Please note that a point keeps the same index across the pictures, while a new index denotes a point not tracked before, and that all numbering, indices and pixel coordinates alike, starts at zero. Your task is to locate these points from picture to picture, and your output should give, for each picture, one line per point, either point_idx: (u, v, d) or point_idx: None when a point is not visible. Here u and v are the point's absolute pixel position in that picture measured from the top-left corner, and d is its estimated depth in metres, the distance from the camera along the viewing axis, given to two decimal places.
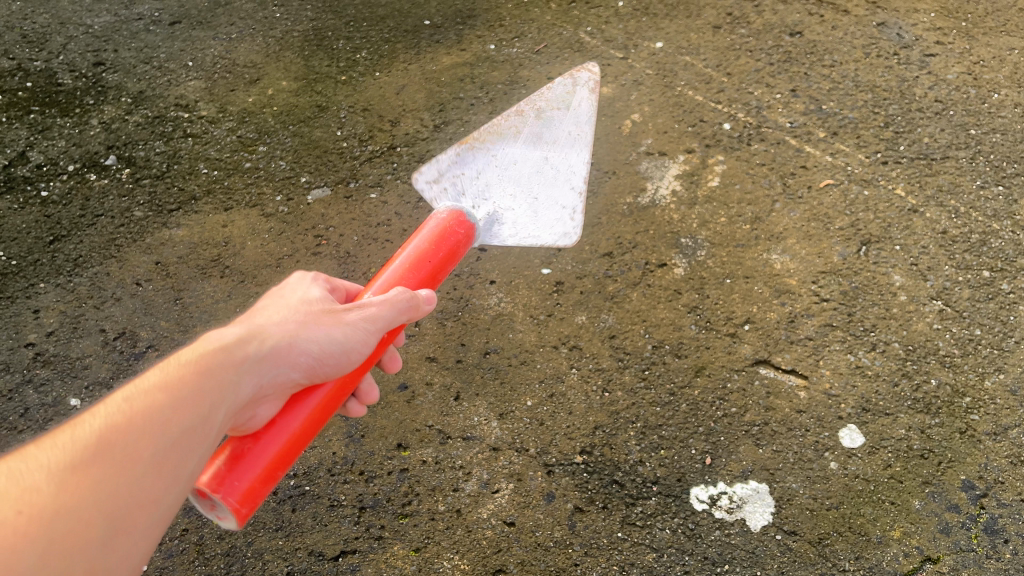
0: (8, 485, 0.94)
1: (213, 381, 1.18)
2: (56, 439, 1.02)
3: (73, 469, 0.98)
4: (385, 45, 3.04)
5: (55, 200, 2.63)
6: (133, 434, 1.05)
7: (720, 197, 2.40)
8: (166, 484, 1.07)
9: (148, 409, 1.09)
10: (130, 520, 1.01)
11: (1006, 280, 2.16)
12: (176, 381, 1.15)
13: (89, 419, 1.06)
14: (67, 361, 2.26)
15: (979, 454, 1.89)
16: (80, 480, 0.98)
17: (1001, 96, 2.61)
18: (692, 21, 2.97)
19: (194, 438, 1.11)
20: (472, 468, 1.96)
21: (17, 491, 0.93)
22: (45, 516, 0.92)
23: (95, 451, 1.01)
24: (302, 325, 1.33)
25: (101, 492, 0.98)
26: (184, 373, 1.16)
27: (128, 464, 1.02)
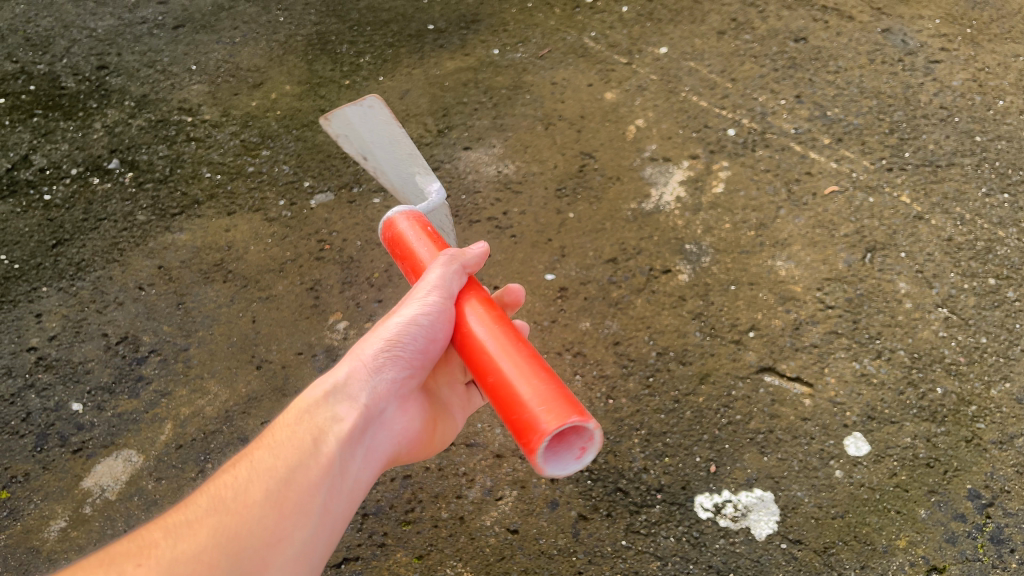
0: (137, 545, 1.20)
1: (307, 423, 1.39)
2: (184, 505, 1.28)
3: (191, 526, 1.22)
4: (388, 49, 3.04)
5: (57, 204, 2.63)
6: (241, 488, 1.28)
7: (724, 204, 2.39)
8: (288, 517, 1.28)
9: (255, 466, 1.32)
10: (254, 552, 1.22)
11: (1012, 288, 2.15)
12: (276, 434, 1.37)
13: (209, 484, 1.31)
14: (69, 366, 2.25)
15: (985, 463, 1.88)
16: (195, 532, 1.21)
17: (1006, 103, 2.60)
18: (696, 26, 2.96)
19: (302, 473, 1.32)
20: (475, 475, 1.96)
21: (143, 548, 1.19)
22: (166, 561, 1.16)
23: (209, 508, 1.25)
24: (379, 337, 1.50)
25: (216, 536, 1.21)
26: (282, 427, 1.39)
27: (240, 510, 1.25)
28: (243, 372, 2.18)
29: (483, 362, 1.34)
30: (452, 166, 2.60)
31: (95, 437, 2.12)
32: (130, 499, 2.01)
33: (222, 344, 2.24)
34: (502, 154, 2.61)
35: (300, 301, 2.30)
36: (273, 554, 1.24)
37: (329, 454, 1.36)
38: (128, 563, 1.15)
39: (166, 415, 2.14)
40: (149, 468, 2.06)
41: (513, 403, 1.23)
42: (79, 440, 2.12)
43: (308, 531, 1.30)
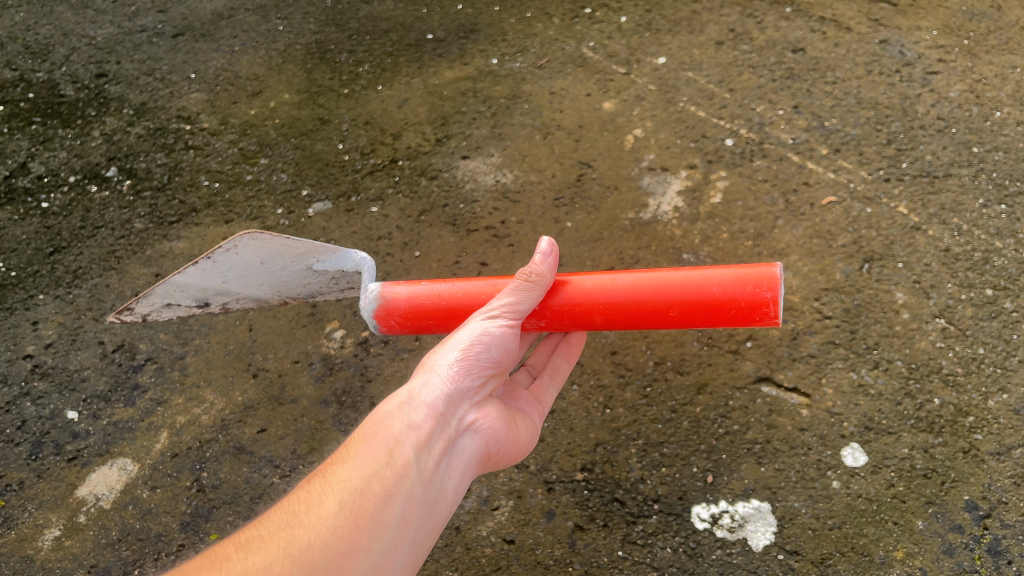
0: (213, 560, 1.29)
1: (380, 436, 1.44)
2: (265, 519, 1.36)
3: (263, 542, 1.30)
4: (387, 59, 3.05)
5: (55, 212, 2.62)
6: (311, 503, 1.34)
7: (722, 213, 2.39)
8: (364, 528, 1.31)
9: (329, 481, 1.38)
10: (328, 563, 1.26)
11: (1009, 298, 2.15)
12: (353, 449, 1.43)
13: (288, 499, 1.38)
14: (64, 374, 2.25)
15: (983, 474, 1.88)
16: (267, 547, 1.28)
17: (1004, 114, 2.61)
18: (694, 36, 2.97)
19: (377, 483, 1.36)
20: (472, 484, 1.95)
21: (218, 563, 1.28)
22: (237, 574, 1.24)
23: (282, 524, 1.32)
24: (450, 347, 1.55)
25: (288, 548, 1.27)
26: (358, 440, 1.45)
27: (308, 526, 1.30)
28: (239, 380, 2.17)
29: (648, 306, 1.54)
30: (451, 175, 2.60)
31: (90, 446, 2.12)
32: (124, 508, 2.02)
33: (218, 352, 2.23)
34: (500, 163, 2.61)
35: (297, 311, 2.27)
36: (348, 564, 1.27)
37: (405, 462, 1.40)
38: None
39: (161, 423, 2.13)
40: (145, 477, 2.06)
41: (720, 304, 1.50)
42: (74, 449, 2.11)
43: (385, 542, 1.32)
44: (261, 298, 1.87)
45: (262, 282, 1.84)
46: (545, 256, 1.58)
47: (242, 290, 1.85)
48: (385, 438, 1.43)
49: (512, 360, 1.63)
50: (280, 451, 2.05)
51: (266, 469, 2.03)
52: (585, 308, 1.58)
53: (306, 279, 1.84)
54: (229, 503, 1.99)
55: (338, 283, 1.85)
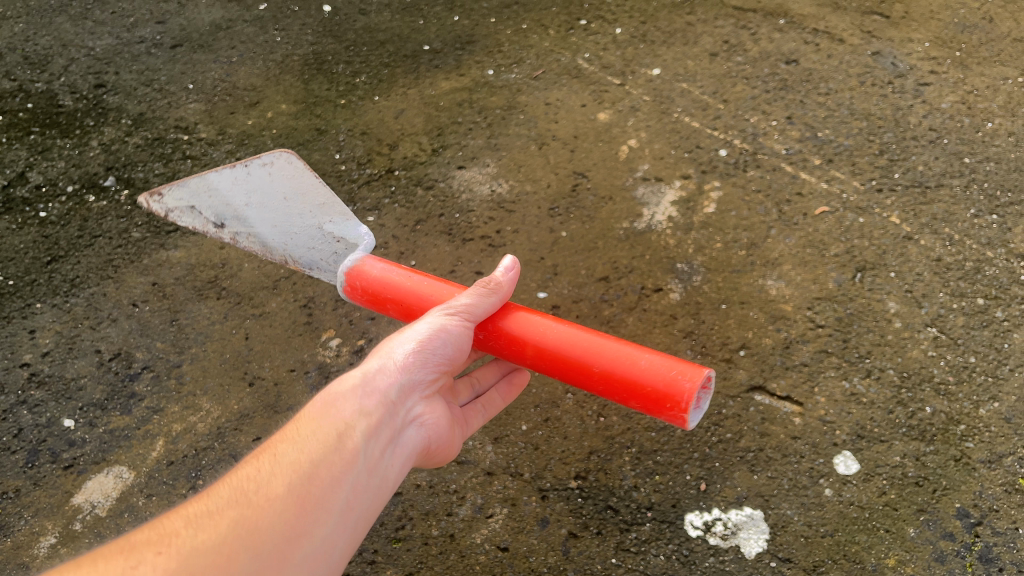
0: (158, 536, 1.19)
1: (330, 417, 1.38)
2: (207, 495, 1.27)
3: (210, 518, 1.21)
4: (384, 70, 3.07)
5: (53, 221, 2.64)
6: (260, 480, 1.27)
7: (716, 223, 2.41)
8: (310, 512, 1.25)
9: (277, 459, 1.31)
10: (273, 547, 1.19)
11: (1000, 307, 2.17)
12: (301, 428, 1.37)
13: (233, 477, 1.30)
14: (61, 382, 2.25)
15: (974, 482, 1.89)
16: (215, 524, 1.20)
17: (995, 125, 2.64)
18: (689, 48, 3.01)
19: (326, 467, 1.30)
20: (466, 492, 1.96)
21: (162, 540, 1.18)
22: (183, 551, 1.15)
23: (230, 501, 1.24)
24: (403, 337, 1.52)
25: (235, 528, 1.19)
26: (309, 419, 1.38)
27: (257, 506, 1.22)
28: (235, 389, 2.18)
29: (574, 358, 1.48)
30: (446, 185, 2.62)
31: (86, 454, 2.12)
32: (120, 515, 2.01)
33: (214, 361, 2.24)
34: (496, 173, 2.63)
35: (293, 319, 2.30)
36: (293, 549, 1.21)
37: (354, 448, 1.35)
38: (144, 556, 1.15)
39: (157, 431, 2.14)
40: (140, 485, 2.06)
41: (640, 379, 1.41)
42: (70, 457, 2.11)
43: (328, 528, 1.26)
44: (268, 243, 1.87)
45: (276, 224, 1.85)
46: (507, 271, 1.62)
47: (258, 224, 1.86)
48: (337, 420, 1.37)
49: (461, 363, 1.60)
50: None
51: None
52: (522, 337, 1.55)
53: (312, 240, 1.84)
54: None
55: (333, 260, 1.82)
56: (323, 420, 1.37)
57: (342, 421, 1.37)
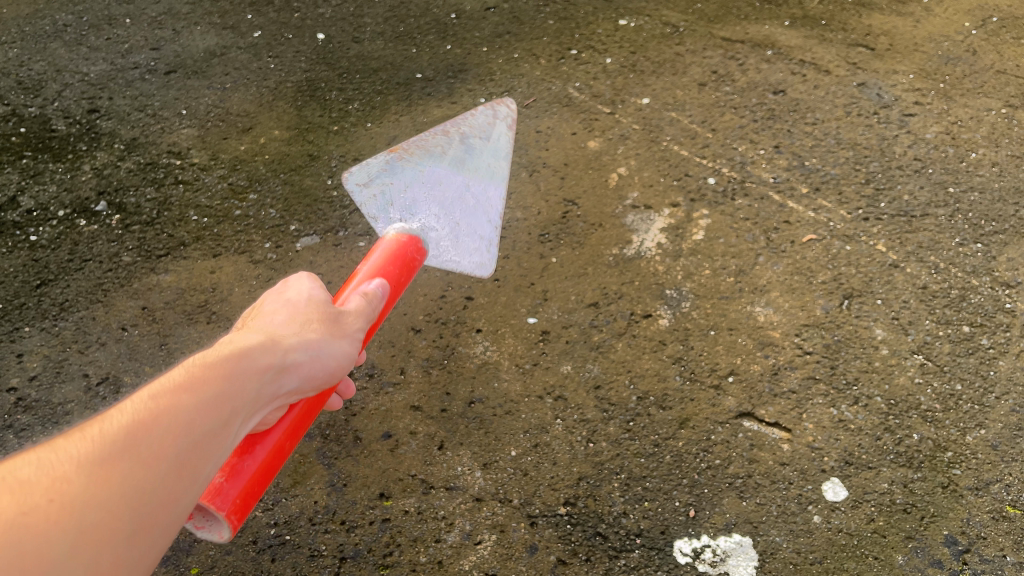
0: (39, 475, 0.85)
1: (235, 383, 1.12)
2: (82, 432, 0.93)
3: (102, 462, 0.89)
4: (377, 97, 3.10)
5: (43, 245, 2.64)
6: (159, 427, 0.97)
7: (704, 250, 2.43)
8: (191, 487, 0.99)
9: (177, 404, 1.01)
10: (151, 521, 0.91)
11: (985, 335, 2.19)
12: (205, 375, 1.09)
13: (119, 413, 0.97)
14: (48, 407, 2.24)
15: (962, 509, 1.89)
16: (108, 476, 0.88)
17: (979, 155, 2.68)
18: (678, 77, 3.05)
19: (221, 438, 1.05)
20: (455, 518, 1.94)
21: (49, 482, 0.84)
22: (70, 506, 0.83)
23: (123, 445, 0.92)
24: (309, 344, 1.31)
25: (124, 488, 0.89)
26: (211, 369, 1.10)
27: (151, 462, 0.93)
28: None
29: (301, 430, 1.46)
30: None
31: None
32: None
33: None
34: None
35: None
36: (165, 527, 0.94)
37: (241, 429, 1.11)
38: (28, 500, 0.81)
39: None
40: None
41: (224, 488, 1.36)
42: None
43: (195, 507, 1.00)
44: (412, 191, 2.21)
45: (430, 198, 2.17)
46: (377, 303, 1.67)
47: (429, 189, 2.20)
48: (235, 386, 1.12)
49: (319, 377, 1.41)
50: None
51: None
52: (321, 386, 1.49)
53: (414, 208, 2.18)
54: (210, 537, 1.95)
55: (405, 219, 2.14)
56: (225, 379, 1.10)
57: (240, 390, 1.12)
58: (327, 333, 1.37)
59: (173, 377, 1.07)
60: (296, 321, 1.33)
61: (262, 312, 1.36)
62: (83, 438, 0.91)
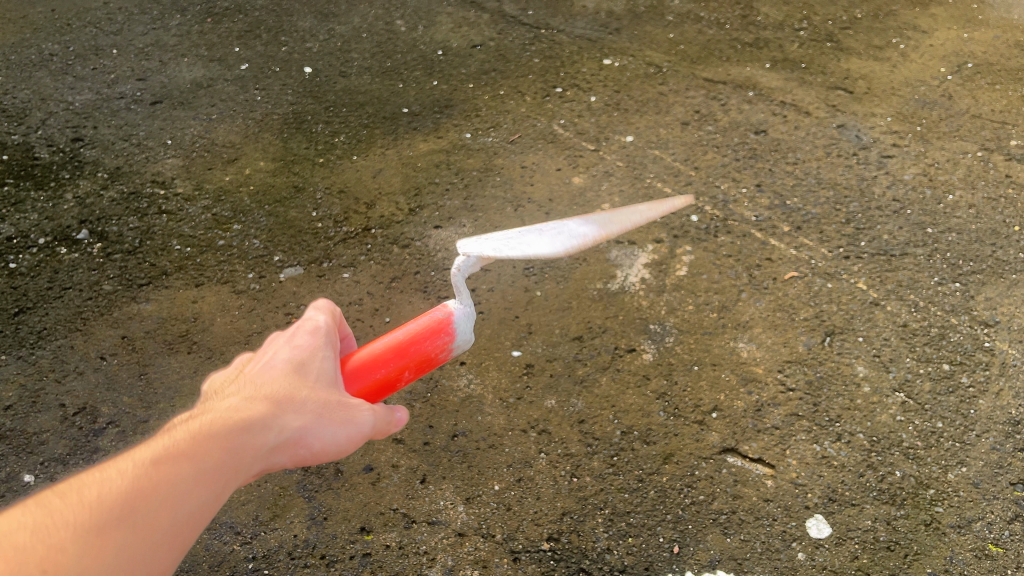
0: (35, 539, 0.83)
1: (222, 450, 1.03)
2: (83, 491, 0.90)
3: (96, 534, 0.87)
4: (363, 130, 3.12)
5: (23, 272, 2.60)
6: (156, 495, 0.93)
7: (687, 286, 2.45)
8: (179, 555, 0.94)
9: (173, 474, 0.96)
10: None
11: (966, 373, 2.21)
12: (197, 443, 1.01)
13: (107, 483, 0.92)
14: (23, 436, 2.19)
15: (944, 547, 1.89)
16: (99, 549, 0.86)
17: (956, 197, 2.73)
18: (661, 116, 3.10)
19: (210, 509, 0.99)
20: (437, 553, 1.91)
21: (44, 551, 0.82)
22: None
23: (117, 514, 0.89)
24: (308, 407, 1.18)
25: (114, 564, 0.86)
26: (205, 437, 1.03)
27: (145, 533, 0.90)
28: None
29: None
30: (422, 243, 2.64)
31: None
32: None
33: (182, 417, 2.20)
34: (472, 233, 2.66)
35: None
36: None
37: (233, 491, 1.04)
38: (22, 562, 0.80)
39: None
40: None
41: None
42: None
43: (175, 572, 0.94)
44: None
45: None
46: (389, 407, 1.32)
47: None
48: (232, 461, 1.04)
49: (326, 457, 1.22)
50: (242, 517, 1.98)
51: (226, 536, 1.95)
52: None
53: None
54: (186, 571, 1.90)
55: None
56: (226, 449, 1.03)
57: (237, 466, 1.04)
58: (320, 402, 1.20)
59: (170, 441, 1.01)
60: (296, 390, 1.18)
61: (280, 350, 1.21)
62: (57, 504, 0.88)
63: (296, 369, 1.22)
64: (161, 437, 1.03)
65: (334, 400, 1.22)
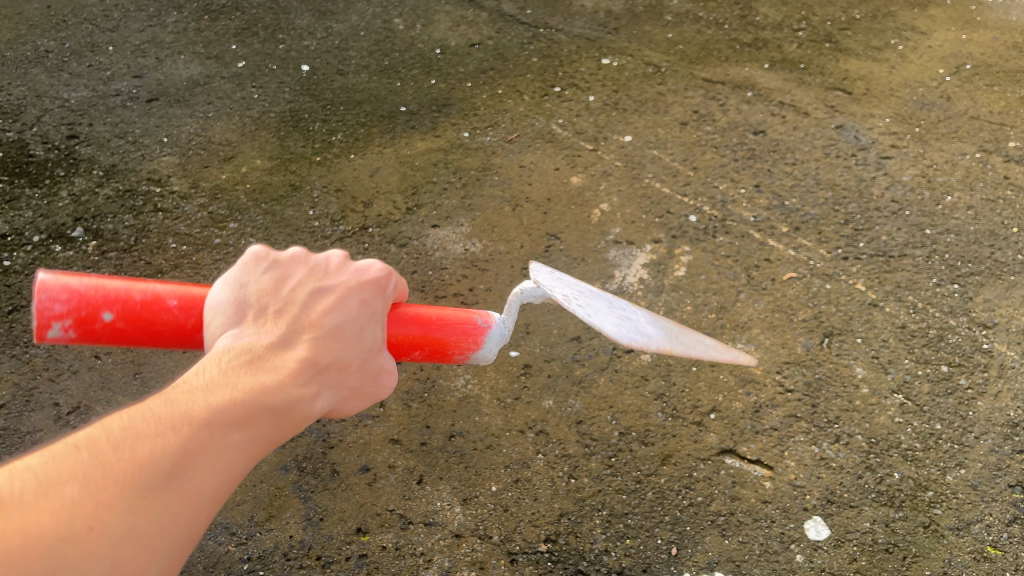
0: (85, 496, 0.79)
1: (283, 417, 0.97)
2: (133, 446, 0.85)
3: (143, 493, 0.83)
4: (361, 128, 3.11)
5: (17, 270, 2.58)
6: (202, 459, 0.89)
7: (686, 286, 2.44)
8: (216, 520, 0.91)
9: (225, 438, 0.91)
10: (172, 554, 0.85)
11: (964, 375, 2.20)
12: (255, 404, 0.95)
13: (156, 438, 0.87)
14: (16, 436, 2.17)
15: (943, 550, 1.88)
16: (144, 517, 0.82)
17: (954, 198, 2.73)
18: (659, 116, 3.11)
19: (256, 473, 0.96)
20: (433, 555, 1.90)
21: (90, 511, 0.79)
22: (99, 552, 0.78)
23: (166, 479, 0.85)
24: (371, 377, 1.10)
25: (156, 529, 0.83)
26: (265, 401, 0.96)
27: (190, 498, 0.87)
28: None
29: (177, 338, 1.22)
30: (420, 243, 2.63)
31: None
32: None
33: None
34: (470, 232, 2.66)
35: None
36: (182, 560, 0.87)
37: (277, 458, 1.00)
38: (68, 522, 0.77)
39: None
40: None
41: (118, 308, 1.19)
42: None
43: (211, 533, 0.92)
44: None
45: None
46: None
47: None
48: (288, 426, 0.99)
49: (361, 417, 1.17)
50: (237, 517, 1.96)
51: (221, 537, 1.93)
52: None
53: None
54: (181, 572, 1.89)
55: None
56: (281, 413, 0.97)
57: (290, 431, 0.99)
58: (381, 375, 1.13)
59: (227, 395, 0.93)
60: (361, 351, 1.08)
61: (353, 289, 1.10)
62: (107, 455, 0.83)
63: (369, 327, 1.10)
64: (218, 379, 0.95)
65: (393, 366, 1.15)
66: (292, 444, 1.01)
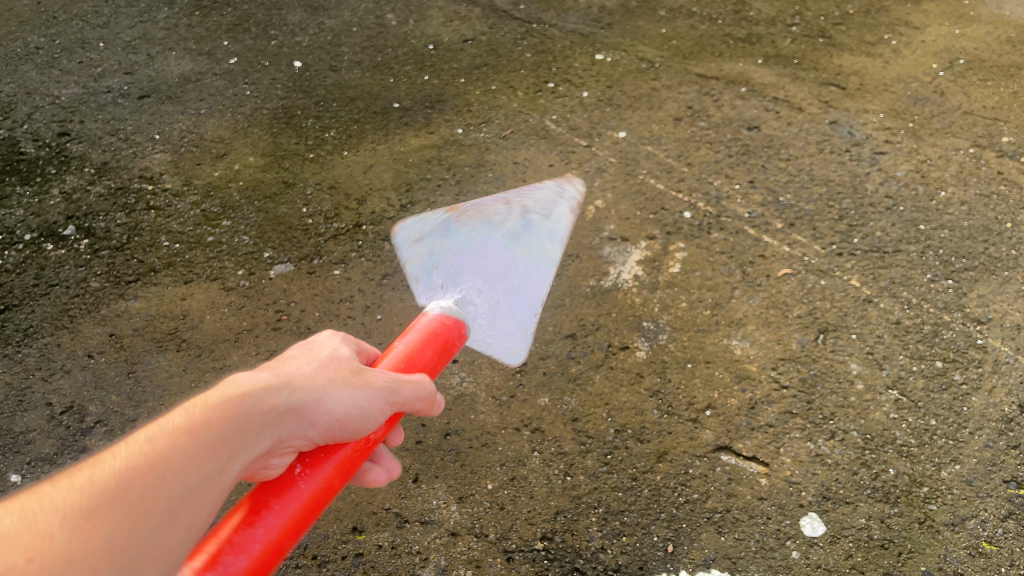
0: (31, 522, 0.86)
1: (228, 429, 1.10)
2: (77, 477, 0.95)
3: (92, 510, 0.90)
4: (354, 125, 3.10)
5: (8, 269, 2.56)
6: (150, 476, 0.98)
7: (681, 283, 2.44)
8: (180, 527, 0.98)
9: (168, 455, 1.01)
10: (136, 553, 0.91)
11: (958, 370, 2.20)
12: (197, 422, 1.07)
13: (95, 470, 0.96)
14: (9, 436, 2.16)
15: (938, 545, 1.89)
16: (97, 523, 0.89)
17: (948, 193, 2.74)
18: (653, 112, 3.11)
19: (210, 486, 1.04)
20: (430, 553, 1.90)
21: (35, 535, 0.84)
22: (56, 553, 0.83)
23: (113, 494, 0.93)
24: (317, 387, 1.24)
25: (111, 534, 0.90)
26: (206, 416, 1.09)
27: (144, 507, 0.95)
28: None
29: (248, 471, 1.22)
30: None
31: None
32: None
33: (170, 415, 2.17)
34: None
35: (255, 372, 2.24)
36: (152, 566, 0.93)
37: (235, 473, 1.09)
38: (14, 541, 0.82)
39: None
40: None
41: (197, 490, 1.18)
42: None
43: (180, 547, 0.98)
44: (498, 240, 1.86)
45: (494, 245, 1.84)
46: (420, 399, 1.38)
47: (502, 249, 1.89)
48: (235, 435, 1.11)
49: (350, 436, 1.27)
50: None
51: None
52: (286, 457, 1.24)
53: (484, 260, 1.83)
54: None
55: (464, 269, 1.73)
56: (223, 425, 1.10)
57: (240, 441, 1.11)
58: (332, 387, 1.26)
59: (168, 425, 1.06)
60: (297, 374, 1.26)
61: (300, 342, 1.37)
62: (52, 491, 0.92)
63: (306, 363, 1.30)
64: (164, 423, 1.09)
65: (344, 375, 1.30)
66: (247, 453, 1.11)
